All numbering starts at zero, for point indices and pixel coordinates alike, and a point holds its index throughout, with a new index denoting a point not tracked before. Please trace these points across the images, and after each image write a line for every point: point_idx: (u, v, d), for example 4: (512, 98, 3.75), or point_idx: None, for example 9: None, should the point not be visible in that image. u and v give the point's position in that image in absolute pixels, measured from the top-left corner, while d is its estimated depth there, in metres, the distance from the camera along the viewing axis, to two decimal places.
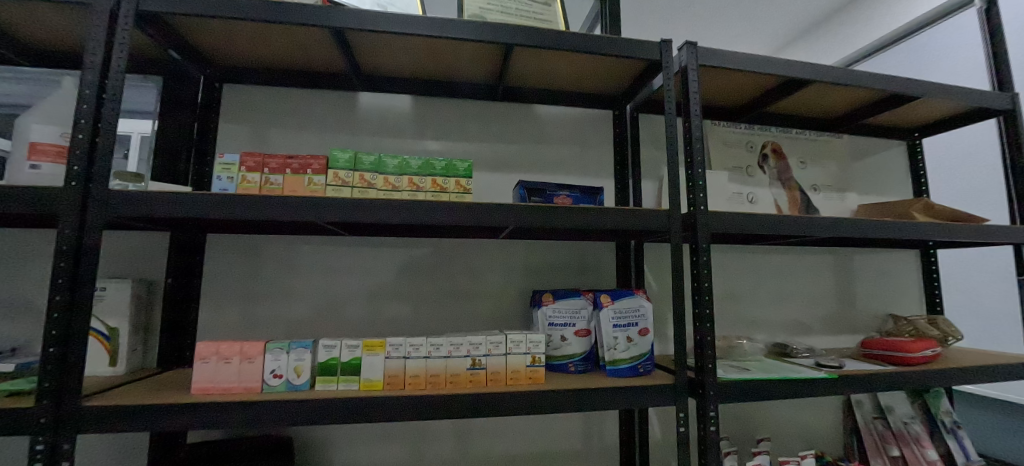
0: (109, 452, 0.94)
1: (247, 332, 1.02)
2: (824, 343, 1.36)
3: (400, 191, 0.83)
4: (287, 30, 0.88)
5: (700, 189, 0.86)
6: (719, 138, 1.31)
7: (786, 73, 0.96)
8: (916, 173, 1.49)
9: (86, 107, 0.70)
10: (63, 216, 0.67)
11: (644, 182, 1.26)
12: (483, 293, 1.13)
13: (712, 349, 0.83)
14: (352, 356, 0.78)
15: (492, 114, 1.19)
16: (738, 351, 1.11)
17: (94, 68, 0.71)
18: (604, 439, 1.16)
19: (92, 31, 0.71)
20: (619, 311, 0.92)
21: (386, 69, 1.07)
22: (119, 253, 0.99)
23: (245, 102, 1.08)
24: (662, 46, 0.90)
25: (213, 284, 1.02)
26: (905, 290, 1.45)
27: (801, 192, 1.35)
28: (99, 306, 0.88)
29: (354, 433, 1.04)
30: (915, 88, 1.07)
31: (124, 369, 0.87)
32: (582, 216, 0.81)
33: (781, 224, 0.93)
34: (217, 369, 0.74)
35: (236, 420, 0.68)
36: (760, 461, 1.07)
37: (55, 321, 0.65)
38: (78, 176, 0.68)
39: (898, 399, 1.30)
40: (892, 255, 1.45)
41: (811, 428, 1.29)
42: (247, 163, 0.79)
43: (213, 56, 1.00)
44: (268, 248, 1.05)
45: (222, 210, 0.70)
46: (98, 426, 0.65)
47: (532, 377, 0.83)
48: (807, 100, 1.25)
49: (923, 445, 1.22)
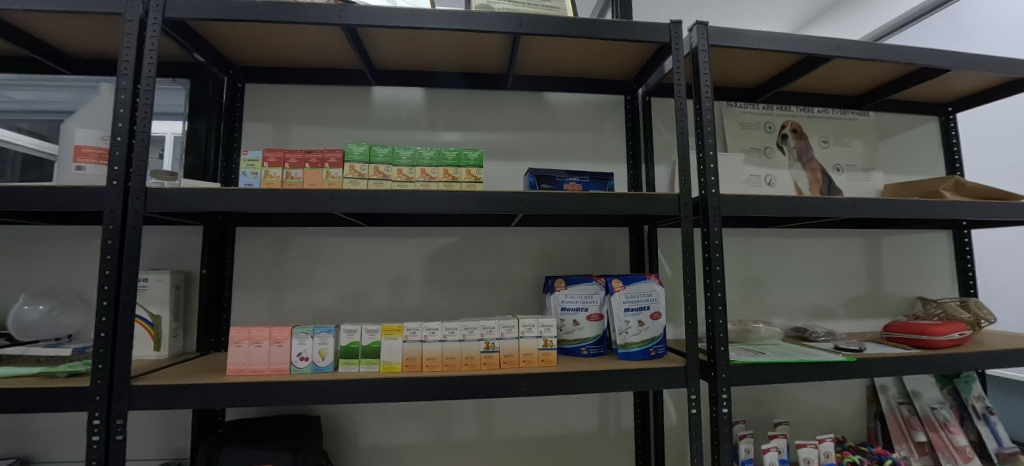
0: (157, 429, 1.03)
1: (277, 319, 1.08)
2: (847, 328, 1.33)
3: (414, 182, 0.86)
4: (302, 29, 0.91)
5: (711, 172, 0.86)
6: (736, 120, 1.28)
7: (803, 50, 0.93)
8: (949, 150, 1.42)
9: (121, 110, 0.75)
10: (107, 213, 0.72)
11: (658, 167, 1.25)
12: (498, 280, 1.15)
13: (723, 331, 0.84)
14: (372, 340, 0.82)
15: (503, 103, 1.20)
16: (754, 335, 1.10)
17: (127, 73, 0.76)
18: (621, 420, 1.18)
19: (125, 39, 0.76)
20: (631, 295, 0.93)
21: (397, 62, 1.09)
22: (159, 247, 1.06)
23: (266, 101, 1.12)
24: (671, 28, 0.89)
25: (244, 275, 1.08)
26: (936, 272, 1.39)
27: (823, 173, 1.31)
28: (143, 295, 0.95)
29: (378, 413, 1.09)
30: (945, 59, 1.02)
31: (168, 353, 0.94)
32: (591, 201, 0.82)
33: (799, 205, 0.90)
34: (249, 352, 0.80)
35: (267, 398, 0.73)
36: (776, 444, 1.07)
37: (105, 308, 0.71)
38: (118, 176, 0.73)
39: (925, 384, 1.26)
40: (921, 236, 1.39)
41: (832, 413, 1.27)
42: (269, 158, 0.84)
43: (236, 57, 1.04)
44: (292, 240, 1.10)
45: (247, 204, 0.74)
46: (145, 403, 0.71)
47: (545, 360, 0.86)
48: (828, 77, 1.20)
49: (951, 430, 1.18)
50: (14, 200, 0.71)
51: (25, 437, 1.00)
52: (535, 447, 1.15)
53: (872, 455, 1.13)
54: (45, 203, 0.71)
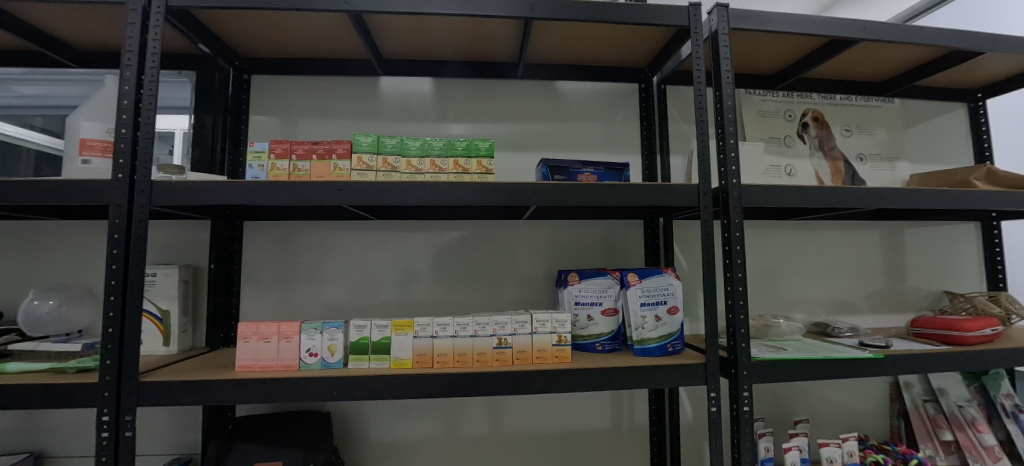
0: (167, 425, 1.03)
1: (286, 315, 1.07)
2: (870, 323, 1.29)
3: (424, 173, 0.84)
4: (308, 17, 0.89)
5: (732, 161, 0.83)
6: (755, 108, 1.24)
7: (828, 33, 0.88)
8: (978, 137, 1.36)
9: (127, 103, 0.74)
10: (113, 207, 0.71)
11: (673, 157, 1.21)
12: (510, 275, 1.13)
13: (744, 327, 0.81)
14: (382, 336, 0.80)
15: (513, 93, 1.17)
16: (774, 331, 1.07)
17: (131, 64, 0.74)
18: (634, 417, 1.15)
19: (127, 29, 0.74)
20: (647, 290, 0.90)
21: (406, 51, 1.06)
22: (167, 241, 1.05)
23: (273, 93, 1.11)
24: (691, 11, 0.84)
25: (252, 269, 1.07)
26: (963, 265, 1.34)
27: (846, 163, 1.26)
28: (151, 291, 0.94)
29: (388, 410, 1.08)
30: (979, 42, 0.97)
31: (177, 348, 0.94)
32: (608, 192, 0.79)
33: (825, 196, 0.86)
34: (257, 348, 0.78)
35: (275, 395, 0.72)
36: (798, 443, 1.03)
37: (111, 304, 0.70)
38: (123, 169, 0.72)
39: (952, 381, 1.22)
40: (948, 227, 1.34)
41: (854, 410, 1.23)
42: (276, 150, 0.81)
43: (241, 47, 1.03)
44: (300, 234, 1.08)
45: (254, 198, 0.73)
46: (154, 399, 0.70)
47: (559, 356, 0.83)
48: (853, 62, 1.15)
49: (979, 429, 1.14)
50: (19, 194, 0.69)
51: (38, 432, 1.00)
52: (547, 445, 1.13)
53: (896, 455, 1.09)
54: (51, 198, 0.70)
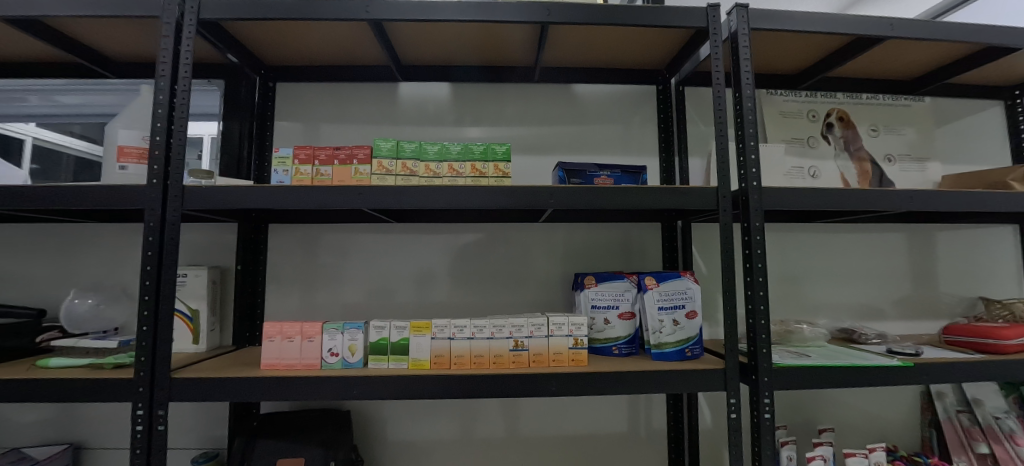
0: (196, 420, 1.07)
1: (308, 316, 1.10)
2: (900, 330, 1.24)
3: (441, 177, 0.85)
4: (331, 26, 0.92)
5: (751, 163, 0.81)
6: (776, 108, 1.22)
7: (853, 32, 0.86)
8: (1016, 136, 1.30)
9: (160, 111, 0.77)
10: (147, 211, 0.74)
11: (692, 159, 1.19)
12: (526, 277, 1.14)
13: (765, 333, 0.79)
14: (400, 337, 0.82)
15: (529, 96, 1.17)
16: (797, 336, 1.04)
17: (165, 75, 0.77)
18: (652, 422, 1.14)
19: (161, 41, 0.77)
20: (665, 294, 0.89)
21: (423, 57, 1.08)
22: (197, 243, 1.10)
23: (296, 99, 1.14)
24: (709, 11, 0.83)
25: (276, 271, 1.10)
26: (1000, 270, 1.28)
27: (873, 164, 1.23)
28: (182, 290, 0.98)
29: (406, 411, 1.10)
30: (1016, 36, 0.93)
31: (206, 346, 0.98)
32: (624, 195, 0.78)
33: (851, 198, 0.84)
34: (282, 347, 0.81)
35: (297, 393, 0.74)
36: (822, 452, 1.00)
37: (145, 303, 0.73)
38: (158, 174, 0.75)
39: (987, 391, 1.16)
40: (982, 231, 1.28)
41: (880, 419, 1.20)
42: (299, 155, 0.84)
43: (267, 56, 1.07)
44: (322, 237, 1.11)
45: (278, 201, 0.75)
46: (184, 394, 0.73)
47: (575, 359, 0.83)
48: (880, 60, 1.12)
49: (1018, 442, 1.06)
50: (63, 199, 0.73)
51: (76, 425, 1.05)
52: (563, 448, 1.13)
53: None
54: (90, 202, 0.74)
